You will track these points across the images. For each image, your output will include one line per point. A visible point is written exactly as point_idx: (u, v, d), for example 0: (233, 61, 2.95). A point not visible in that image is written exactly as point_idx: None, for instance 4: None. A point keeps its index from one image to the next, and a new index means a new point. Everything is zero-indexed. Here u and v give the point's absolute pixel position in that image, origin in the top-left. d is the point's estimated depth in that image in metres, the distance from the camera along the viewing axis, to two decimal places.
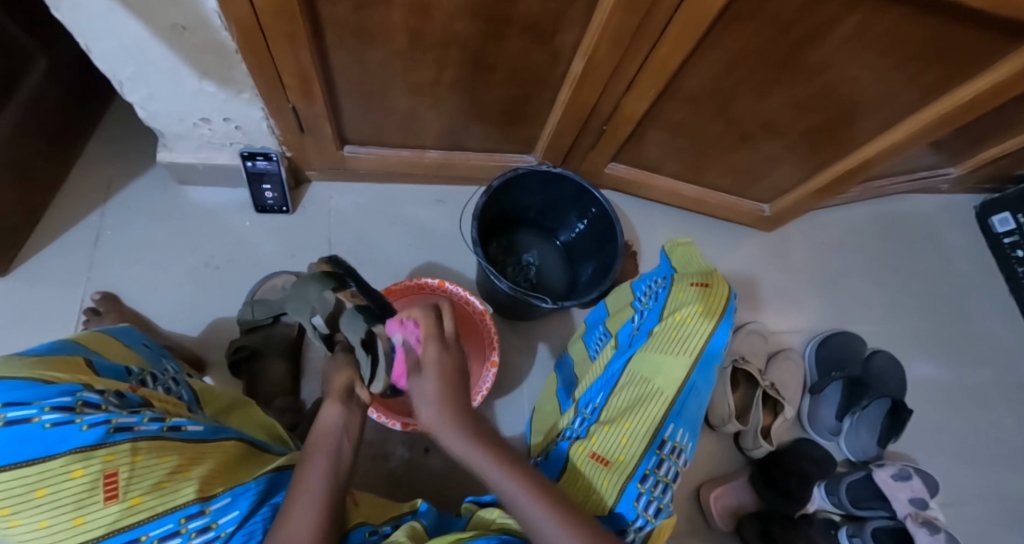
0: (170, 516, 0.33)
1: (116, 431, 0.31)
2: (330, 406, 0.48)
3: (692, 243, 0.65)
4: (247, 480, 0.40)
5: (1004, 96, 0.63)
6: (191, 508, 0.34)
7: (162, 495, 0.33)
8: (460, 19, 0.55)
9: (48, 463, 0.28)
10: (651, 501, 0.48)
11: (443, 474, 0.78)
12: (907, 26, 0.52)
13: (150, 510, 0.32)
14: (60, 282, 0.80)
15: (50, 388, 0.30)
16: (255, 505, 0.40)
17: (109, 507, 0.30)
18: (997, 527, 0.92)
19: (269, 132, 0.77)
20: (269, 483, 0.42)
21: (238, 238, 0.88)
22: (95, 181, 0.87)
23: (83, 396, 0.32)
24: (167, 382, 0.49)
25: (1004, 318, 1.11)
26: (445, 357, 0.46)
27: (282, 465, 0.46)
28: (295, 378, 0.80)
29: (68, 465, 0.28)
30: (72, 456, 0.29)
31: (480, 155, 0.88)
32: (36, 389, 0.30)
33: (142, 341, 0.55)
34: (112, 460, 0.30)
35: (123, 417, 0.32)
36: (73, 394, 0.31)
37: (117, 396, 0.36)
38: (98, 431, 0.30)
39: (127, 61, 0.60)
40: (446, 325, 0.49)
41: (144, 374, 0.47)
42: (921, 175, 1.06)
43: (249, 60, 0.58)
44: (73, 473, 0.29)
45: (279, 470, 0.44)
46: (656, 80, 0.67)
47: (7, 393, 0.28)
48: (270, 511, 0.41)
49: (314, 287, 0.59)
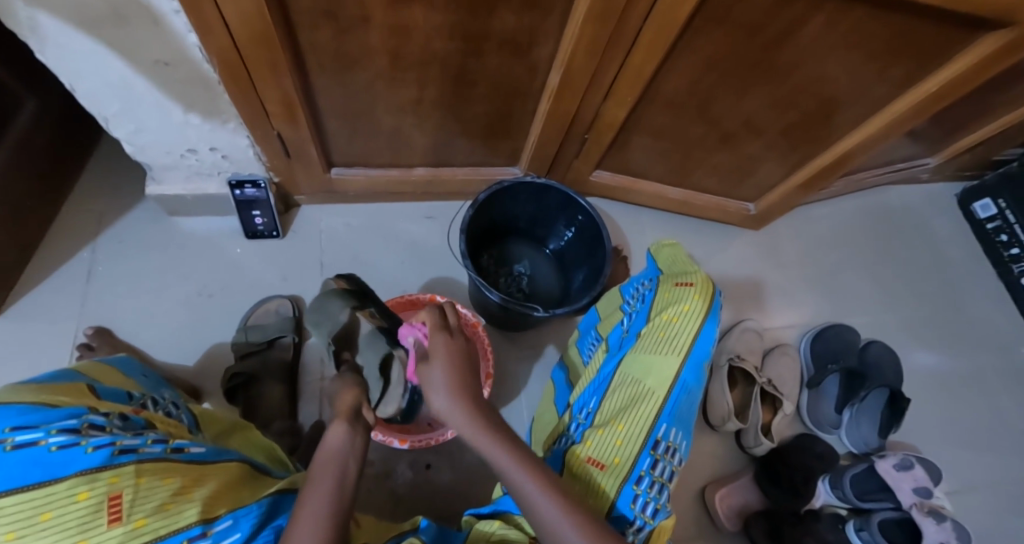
0: (174, 538, 0.32)
1: (120, 453, 0.32)
2: (336, 427, 0.49)
3: (677, 244, 0.66)
4: (249, 501, 0.40)
5: (970, 85, 0.64)
6: (194, 530, 0.33)
7: (167, 516, 0.32)
8: (438, 38, 0.57)
9: (55, 486, 0.28)
10: (649, 502, 0.48)
11: (446, 489, 0.77)
12: (872, 23, 0.54)
13: (155, 532, 0.31)
14: (53, 319, 0.80)
15: (55, 412, 0.33)
16: (257, 527, 0.39)
17: (113, 530, 0.30)
18: (1005, 511, 0.92)
19: (257, 159, 0.78)
20: (270, 505, 0.41)
21: (230, 266, 0.88)
22: (86, 217, 0.88)
23: (88, 419, 0.34)
24: (168, 405, 0.50)
25: (994, 301, 1.12)
26: (454, 342, 0.51)
27: (284, 487, 0.45)
28: (292, 401, 0.80)
29: (75, 487, 0.29)
30: (78, 478, 0.29)
31: (466, 170, 0.90)
32: (43, 414, 0.32)
33: (141, 370, 0.55)
34: (117, 481, 0.31)
35: (127, 440, 0.34)
36: (79, 417, 0.34)
37: (121, 419, 0.37)
38: (103, 453, 0.31)
39: (113, 98, 0.61)
40: (449, 318, 0.54)
41: (145, 398, 0.47)
42: (900, 166, 1.08)
43: (233, 90, 0.60)
44: (79, 495, 0.29)
45: (281, 493, 0.44)
46: (633, 88, 0.68)
47: (17, 418, 0.31)
48: (272, 533, 0.40)
49: (339, 303, 0.71)
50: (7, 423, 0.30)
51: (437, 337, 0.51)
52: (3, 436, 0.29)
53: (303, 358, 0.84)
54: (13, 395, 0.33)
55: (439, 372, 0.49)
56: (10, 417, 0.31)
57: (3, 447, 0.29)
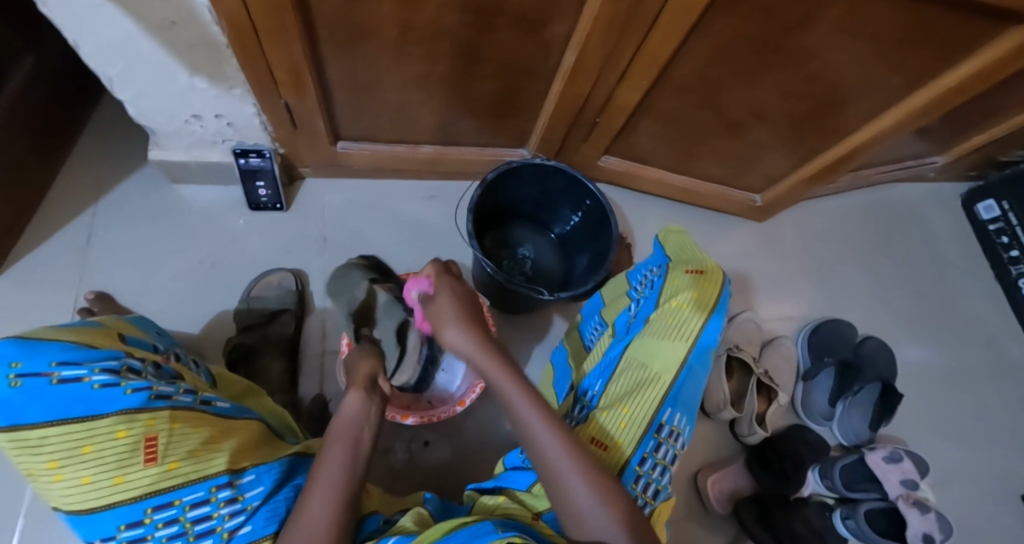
0: (202, 484, 0.36)
1: (155, 399, 0.35)
2: (353, 395, 0.49)
3: (685, 231, 0.67)
4: (270, 458, 0.43)
5: (988, 82, 0.64)
6: (221, 478, 0.37)
7: (197, 463, 0.36)
8: (453, 10, 0.55)
9: (96, 422, 0.32)
10: (650, 483, 0.50)
11: (446, 465, 0.79)
12: (894, 15, 0.53)
13: (185, 476, 0.35)
14: (53, 283, 0.80)
15: (97, 352, 0.35)
16: (278, 483, 0.43)
17: (148, 469, 0.34)
18: (986, 505, 0.95)
19: (261, 128, 0.77)
20: (289, 465, 0.45)
21: (232, 236, 0.87)
22: (85, 181, 0.87)
23: (127, 362, 0.36)
24: (190, 362, 0.51)
25: (990, 302, 1.13)
26: (457, 286, 0.55)
27: (301, 451, 0.49)
28: (293, 373, 0.80)
29: (115, 425, 0.32)
30: (118, 416, 0.32)
31: (474, 149, 0.89)
32: (85, 353, 0.34)
33: (155, 330, 0.55)
34: (154, 424, 0.34)
35: (161, 387, 0.36)
36: (117, 359, 0.36)
37: (155, 367, 0.39)
38: (141, 396, 0.34)
39: (116, 57, 0.59)
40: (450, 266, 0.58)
41: (169, 352, 0.49)
42: (908, 164, 1.08)
43: (241, 55, 0.58)
44: (118, 433, 0.32)
45: (298, 457, 0.48)
46: (648, 71, 0.67)
47: (62, 353, 0.33)
48: (292, 491, 0.43)
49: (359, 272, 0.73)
50: (53, 356, 0.32)
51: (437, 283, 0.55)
52: (51, 369, 0.32)
53: (305, 333, 0.84)
54: (53, 332, 0.34)
55: (447, 305, 0.53)
56: (55, 351, 0.33)
57: (51, 380, 0.31)
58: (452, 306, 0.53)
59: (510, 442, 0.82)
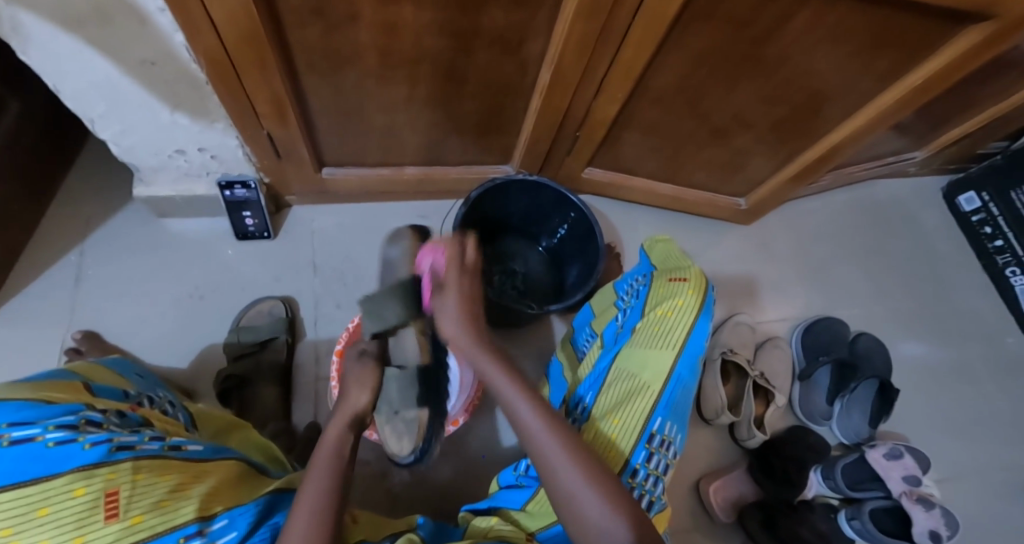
0: (170, 536, 0.31)
1: (117, 450, 0.31)
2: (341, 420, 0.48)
3: (669, 239, 0.68)
4: (245, 500, 0.38)
5: (954, 77, 0.65)
6: (190, 528, 0.32)
7: (163, 514, 0.31)
8: (429, 36, 0.56)
9: (51, 481, 0.27)
10: (643, 494, 0.50)
11: (445, 486, 0.78)
12: (854, 19, 0.54)
13: (151, 530, 0.30)
14: (41, 324, 0.79)
15: (52, 408, 0.31)
16: (254, 525, 0.37)
17: (109, 526, 0.29)
18: (992, 497, 0.94)
19: (246, 159, 0.77)
20: (266, 503, 0.40)
21: (221, 267, 0.87)
22: (73, 220, 0.87)
23: (85, 415, 0.33)
24: (165, 404, 0.49)
25: (979, 292, 1.14)
26: (464, 278, 0.52)
27: (281, 487, 0.44)
28: (286, 402, 0.79)
29: (70, 483, 0.28)
30: (74, 474, 0.28)
31: (459, 168, 0.90)
32: (41, 410, 0.31)
33: (136, 371, 0.55)
34: (114, 478, 0.30)
35: (124, 438, 0.33)
36: (75, 413, 0.32)
37: (118, 416, 0.36)
38: (100, 450, 0.30)
39: (97, 97, 0.60)
40: (468, 255, 0.53)
41: (141, 397, 0.47)
42: (887, 160, 1.09)
43: (222, 89, 0.59)
44: (75, 491, 0.28)
45: (279, 492, 0.43)
46: (623, 84, 0.69)
47: (14, 414, 0.29)
48: (269, 532, 0.38)
49: (396, 306, 0.57)
50: (4, 418, 0.29)
51: (450, 273, 0.51)
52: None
53: (297, 360, 0.84)
54: (8, 390, 0.32)
55: (452, 305, 0.51)
56: (7, 412, 0.29)
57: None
58: (457, 307, 0.51)
59: (508, 459, 0.81)
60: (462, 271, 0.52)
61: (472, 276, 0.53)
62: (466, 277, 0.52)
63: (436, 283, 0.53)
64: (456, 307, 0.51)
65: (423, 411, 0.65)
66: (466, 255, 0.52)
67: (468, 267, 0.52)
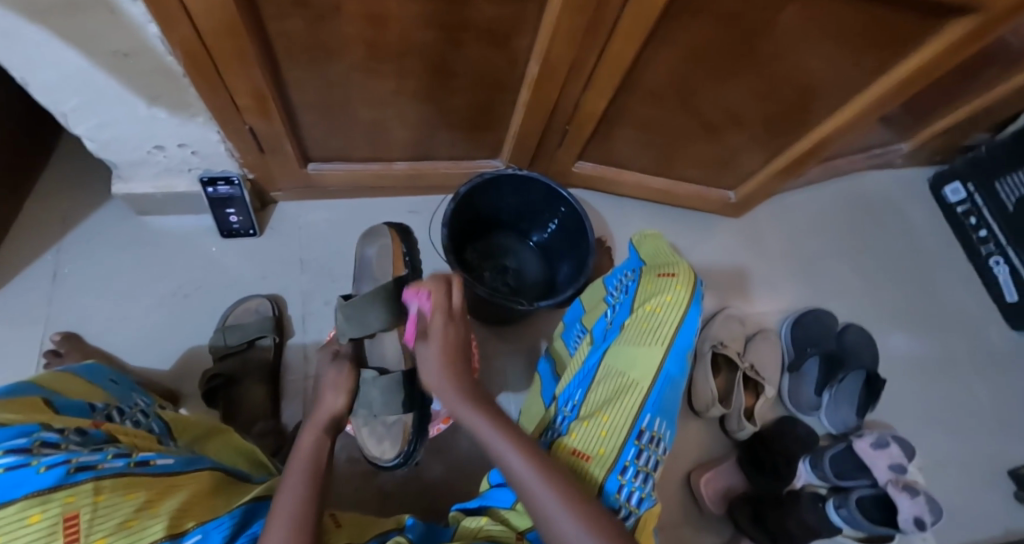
0: None
1: (76, 472, 0.29)
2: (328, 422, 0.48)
3: (659, 234, 0.68)
4: (220, 513, 0.37)
5: (941, 71, 0.65)
6: None
7: (131, 534, 0.29)
8: (414, 29, 0.55)
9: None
10: (634, 491, 0.48)
11: (437, 484, 0.77)
12: (845, 13, 0.54)
13: None
14: (19, 325, 0.77)
15: (4, 432, 0.30)
16: (229, 540, 0.36)
17: None
18: (974, 484, 0.96)
19: (229, 155, 0.75)
20: (246, 512, 0.39)
21: (205, 265, 0.85)
22: (51, 217, 0.85)
23: (39, 437, 0.31)
24: (136, 415, 0.48)
25: (964, 283, 1.16)
26: (449, 326, 0.51)
27: (262, 494, 0.43)
28: (274, 401, 0.78)
29: (25, 509, 0.25)
30: (28, 500, 0.26)
31: (447, 163, 0.89)
32: None
33: (111, 377, 0.53)
34: (73, 501, 0.27)
35: (83, 457, 0.31)
36: (28, 436, 0.30)
37: (79, 434, 0.35)
38: (57, 473, 0.28)
39: (70, 91, 0.58)
40: (454, 300, 0.53)
41: (109, 409, 0.46)
42: (875, 153, 1.10)
43: (201, 83, 0.57)
44: (29, 518, 0.25)
45: (257, 500, 0.42)
46: (613, 78, 0.68)
47: None
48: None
49: (379, 312, 0.53)
50: None
51: (435, 320, 0.51)
52: None
53: (286, 358, 0.83)
54: None
55: (433, 354, 0.50)
56: None
57: None
58: (438, 356, 0.50)
59: None
60: (447, 319, 0.51)
61: (458, 322, 0.52)
62: (452, 325, 0.52)
63: (421, 328, 0.53)
64: (439, 357, 0.50)
65: (409, 417, 0.62)
66: (451, 301, 0.52)
67: (455, 313, 0.52)
